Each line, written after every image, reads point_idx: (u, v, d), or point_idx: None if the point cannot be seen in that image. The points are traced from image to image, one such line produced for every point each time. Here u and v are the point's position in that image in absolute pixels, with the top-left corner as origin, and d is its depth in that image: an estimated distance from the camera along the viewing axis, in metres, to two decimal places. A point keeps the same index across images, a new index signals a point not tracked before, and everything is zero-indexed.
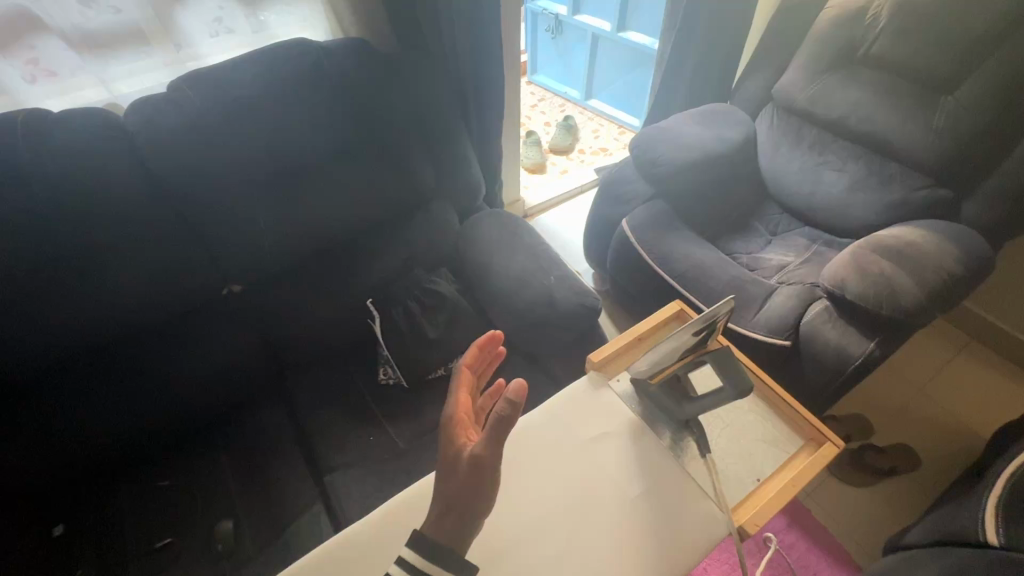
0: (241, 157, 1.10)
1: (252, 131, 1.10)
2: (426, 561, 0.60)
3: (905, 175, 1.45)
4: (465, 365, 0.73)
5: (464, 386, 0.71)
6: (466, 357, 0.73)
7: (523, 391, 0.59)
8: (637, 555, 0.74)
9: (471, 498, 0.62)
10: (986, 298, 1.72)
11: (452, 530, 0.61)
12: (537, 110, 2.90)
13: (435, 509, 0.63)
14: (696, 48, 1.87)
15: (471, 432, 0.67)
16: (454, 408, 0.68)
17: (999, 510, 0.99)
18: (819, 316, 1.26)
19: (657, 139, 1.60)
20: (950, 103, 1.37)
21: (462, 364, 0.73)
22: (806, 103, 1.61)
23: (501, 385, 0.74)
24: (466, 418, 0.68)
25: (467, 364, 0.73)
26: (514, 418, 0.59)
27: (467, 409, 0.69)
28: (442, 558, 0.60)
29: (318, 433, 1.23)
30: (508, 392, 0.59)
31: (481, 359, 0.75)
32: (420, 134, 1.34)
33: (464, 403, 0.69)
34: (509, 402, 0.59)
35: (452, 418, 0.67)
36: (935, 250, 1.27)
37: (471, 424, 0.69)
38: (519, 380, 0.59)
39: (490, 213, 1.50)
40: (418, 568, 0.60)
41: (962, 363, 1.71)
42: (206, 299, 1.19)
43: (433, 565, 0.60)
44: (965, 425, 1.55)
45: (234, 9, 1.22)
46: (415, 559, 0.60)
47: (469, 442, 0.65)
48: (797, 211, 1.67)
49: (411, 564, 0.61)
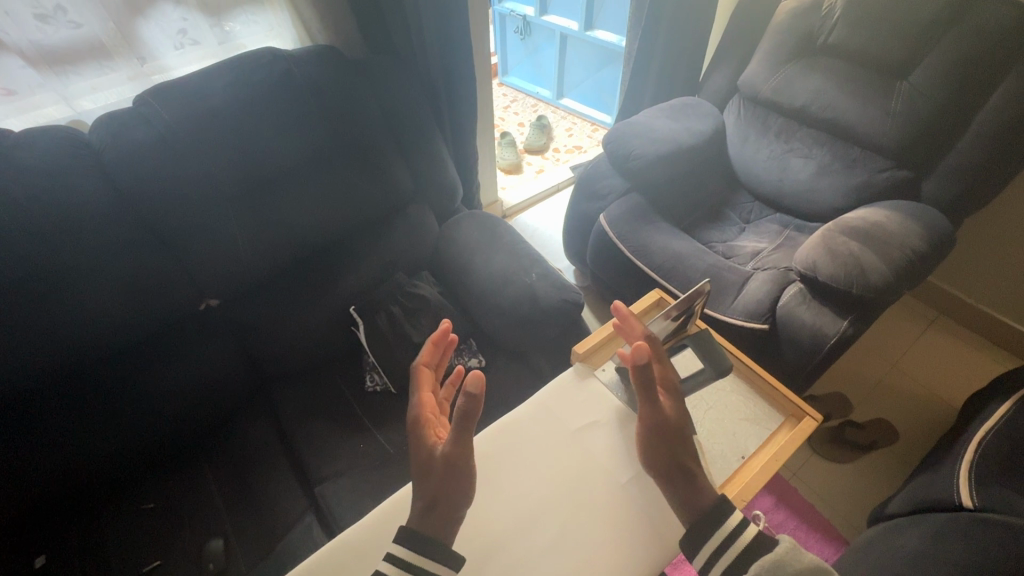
0: (213, 168, 1.09)
1: (223, 143, 1.09)
2: (414, 554, 0.60)
3: (868, 159, 1.50)
4: (421, 364, 0.74)
5: (424, 386, 0.73)
6: (420, 355, 0.74)
7: (481, 382, 0.59)
8: (625, 535, 0.76)
9: (455, 487, 0.64)
10: (950, 273, 1.79)
11: (437, 521, 0.62)
12: (511, 111, 2.92)
13: (419, 504, 0.63)
14: (663, 44, 1.90)
15: (438, 431, 0.69)
16: (418, 410, 0.69)
17: (971, 475, 1.05)
18: (794, 298, 1.30)
19: (629, 134, 1.63)
20: (906, 87, 1.42)
21: (418, 364, 0.74)
22: (770, 94, 1.65)
23: (461, 371, 0.72)
24: (433, 417, 0.70)
25: (424, 358, 0.75)
26: (478, 409, 0.61)
27: (431, 407, 0.71)
28: (432, 550, 0.61)
29: (307, 443, 1.22)
30: (467, 386, 0.60)
31: (437, 353, 0.76)
32: (393, 139, 1.35)
33: (427, 402, 0.71)
34: (469, 396, 0.60)
35: (419, 420, 0.68)
36: (899, 229, 1.32)
37: (438, 421, 0.71)
38: (476, 372, 0.59)
39: (469, 214, 1.51)
40: (407, 562, 0.60)
41: (931, 337, 1.77)
42: (182, 316, 1.17)
43: (423, 557, 0.60)
44: (937, 396, 1.61)
45: (198, 21, 1.20)
46: (404, 553, 0.60)
47: (438, 441, 0.67)
48: (768, 198, 1.71)
49: (400, 559, 0.60)
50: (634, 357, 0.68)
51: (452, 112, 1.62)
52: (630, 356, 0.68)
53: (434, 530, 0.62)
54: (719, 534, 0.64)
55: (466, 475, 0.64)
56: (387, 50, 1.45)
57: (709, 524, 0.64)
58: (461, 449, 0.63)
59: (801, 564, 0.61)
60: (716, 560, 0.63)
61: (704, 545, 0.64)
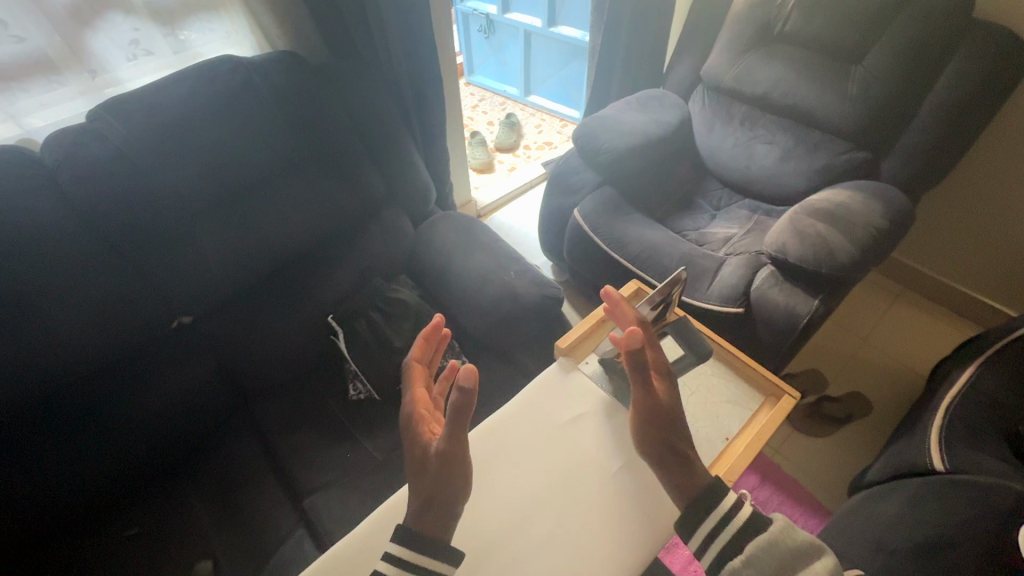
0: (179, 180, 1.06)
1: (187, 155, 1.06)
2: (412, 552, 0.60)
3: (829, 141, 1.55)
4: (414, 360, 0.77)
5: (417, 380, 0.75)
6: (413, 352, 0.77)
7: (473, 375, 0.61)
8: (617, 523, 0.77)
9: (450, 484, 0.63)
10: (912, 248, 1.87)
11: (435, 518, 0.62)
12: (479, 111, 2.91)
13: (415, 503, 0.63)
14: (627, 38, 1.93)
15: (433, 426, 0.69)
16: (412, 405, 0.70)
17: (942, 440, 1.09)
18: (766, 280, 1.34)
19: (598, 128, 1.64)
20: (861, 70, 1.47)
21: (411, 360, 0.77)
22: (732, 82, 1.69)
23: (454, 365, 0.74)
24: (427, 412, 0.70)
25: (417, 355, 0.78)
26: (470, 403, 0.61)
27: (425, 402, 0.72)
28: (431, 549, 0.61)
29: (292, 456, 1.20)
30: (458, 378, 0.62)
31: (428, 350, 0.79)
32: (362, 142, 1.33)
33: (421, 397, 0.72)
34: (462, 389, 0.61)
35: (414, 416, 0.69)
36: (862, 208, 1.37)
37: (433, 416, 0.71)
38: (467, 364, 0.62)
39: (444, 215, 1.50)
40: (406, 560, 0.60)
41: (898, 310, 1.84)
42: (155, 335, 1.13)
43: (420, 555, 0.60)
44: (906, 366, 1.67)
45: (151, 30, 1.16)
46: (402, 551, 0.60)
47: (433, 437, 0.67)
48: (736, 185, 1.75)
49: (399, 557, 0.60)
50: (629, 343, 0.71)
51: (420, 114, 1.60)
52: (625, 343, 0.71)
53: (431, 529, 0.61)
54: (713, 516, 0.65)
55: (459, 473, 0.64)
56: (351, 53, 1.43)
57: (704, 507, 0.65)
58: (454, 448, 0.63)
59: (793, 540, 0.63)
60: (710, 543, 0.65)
61: (699, 530, 0.65)
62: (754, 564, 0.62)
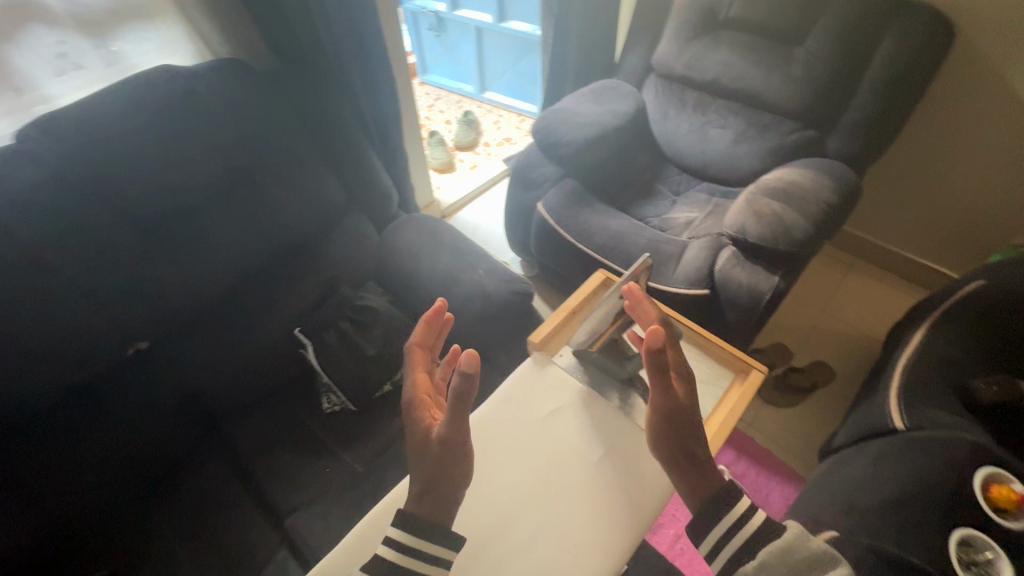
0: (131, 197, 1.02)
1: (134, 170, 1.01)
2: (412, 536, 0.62)
3: (778, 123, 1.60)
4: (416, 344, 0.76)
5: (419, 365, 0.75)
6: (414, 336, 0.76)
7: (474, 361, 0.62)
8: (606, 508, 0.78)
9: (442, 477, 0.64)
10: (861, 220, 1.95)
11: (434, 505, 0.64)
12: (435, 110, 2.88)
13: (414, 490, 0.64)
14: (578, 30, 1.94)
15: (434, 411, 0.71)
16: (414, 390, 0.72)
17: (900, 400, 1.15)
18: (728, 261, 1.36)
19: (557, 121, 1.65)
20: (803, 52, 1.53)
21: (413, 344, 0.76)
22: (683, 69, 1.72)
23: (458, 350, 0.77)
24: (428, 397, 0.72)
25: (420, 339, 0.76)
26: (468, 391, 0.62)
27: (426, 386, 0.73)
28: (432, 534, 0.63)
29: (268, 476, 1.16)
30: (461, 365, 0.62)
31: (431, 333, 0.77)
32: (317, 148, 1.29)
33: (422, 382, 0.73)
34: (465, 375, 0.62)
35: (415, 401, 0.70)
36: (813, 184, 1.43)
37: (434, 400, 0.72)
38: (470, 351, 0.62)
39: (408, 218, 1.47)
40: (406, 544, 0.62)
41: (852, 280, 1.93)
42: (111, 365, 1.08)
43: (421, 539, 0.62)
44: (863, 333, 1.76)
45: (79, 42, 1.10)
46: (403, 536, 0.62)
47: (434, 421, 0.69)
48: (694, 169, 1.79)
49: (400, 541, 0.62)
50: (650, 342, 0.68)
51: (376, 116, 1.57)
52: (646, 342, 0.68)
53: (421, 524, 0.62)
54: (726, 521, 0.67)
55: (460, 456, 0.66)
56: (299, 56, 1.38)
57: (699, 498, 0.68)
58: (455, 433, 0.65)
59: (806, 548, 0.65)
60: (721, 548, 0.67)
61: (710, 533, 0.67)
62: (765, 570, 0.64)
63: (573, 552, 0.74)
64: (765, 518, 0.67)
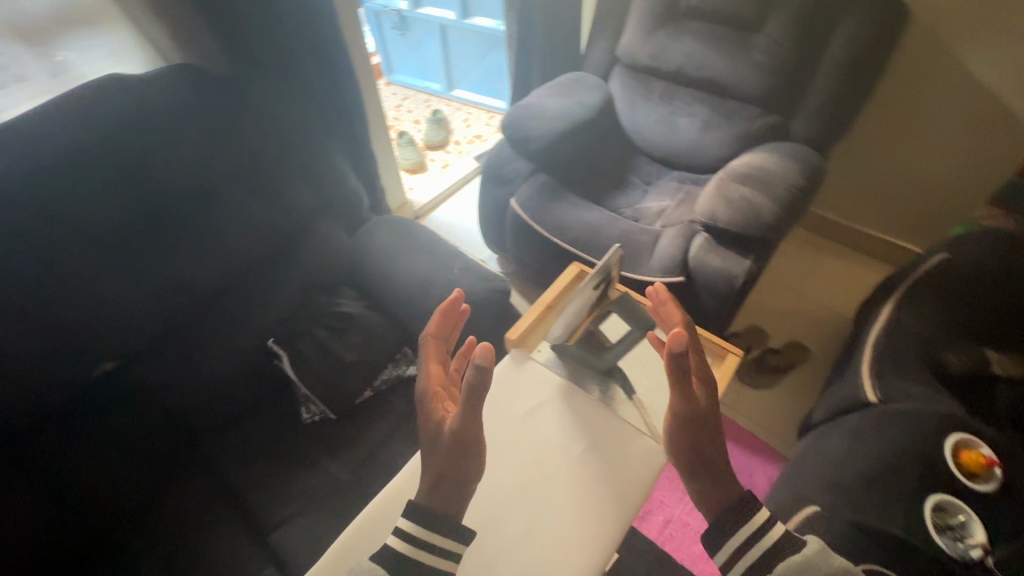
0: (93, 209, 0.98)
1: (93, 182, 0.97)
2: (421, 528, 0.65)
3: (743, 109, 1.63)
4: (431, 335, 0.77)
5: (434, 357, 0.76)
6: (429, 327, 0.77)
7: (489, 353, 0.62)
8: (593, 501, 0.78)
9: (448, 472, 0.66)
10: (827, 201, 2.00)
11: (444, 497, 0.67)
12: (403, 110, 2.84)
13: (427, 481, 0.68)
14: (542, 24, 1.93)
15: (448, 404, 0.73)
16: (427, 382, 0.73)
17: (872, 374, 1.17)
18: (701, 247, 1.37)
19: (526, 117, 1.65)
20: (763, 39, 1.55)
21: (428, 335, 0.77)
22: (648, 60, 1.73)
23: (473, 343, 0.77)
24: (441, 390, 0.73)
25: (436, 333, 0.77)
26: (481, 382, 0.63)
27: (440, 379, 0.74)
28: (440, 527, 0.65)
29: (251, 492, 1.13)
30: (475, 358, 0.62)
31: (447, 324, 0.78)
32: (282, 153, 1.25)
33: (435, 373, 0.74)
34: (478, 367, 0.62)
35: (429, 393, 0.72)
36: (779, 168, 1.45)
37: (447, 393, 0.74)
38: (484, 343, 0.62)
39: (380, 220, 1.44)
40: (416, 535, 0.65)
41: (822, 260, 1.97)
42: (79, 388, 1.04)
43: (431, 531, 0.65)
44: (835, 311, 1.80)
45: (19, 53, 1.05)
46: (412, 526, 0.65)
47: (447, 414, 0.71)
48: (664, 158, 1.81)
49: (410, 531, 0.65)
50: (672, 346, 0.67)
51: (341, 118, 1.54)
52: (669, 345, 0.67)
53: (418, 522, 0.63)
54: (742, 531, 0.68)
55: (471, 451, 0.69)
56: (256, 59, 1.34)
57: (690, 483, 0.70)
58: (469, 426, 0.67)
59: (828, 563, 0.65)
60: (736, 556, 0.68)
61: (726, 543, 0.69)
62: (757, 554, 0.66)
63: (564, 548, 0.74)
64: (782, 531, 0.68)
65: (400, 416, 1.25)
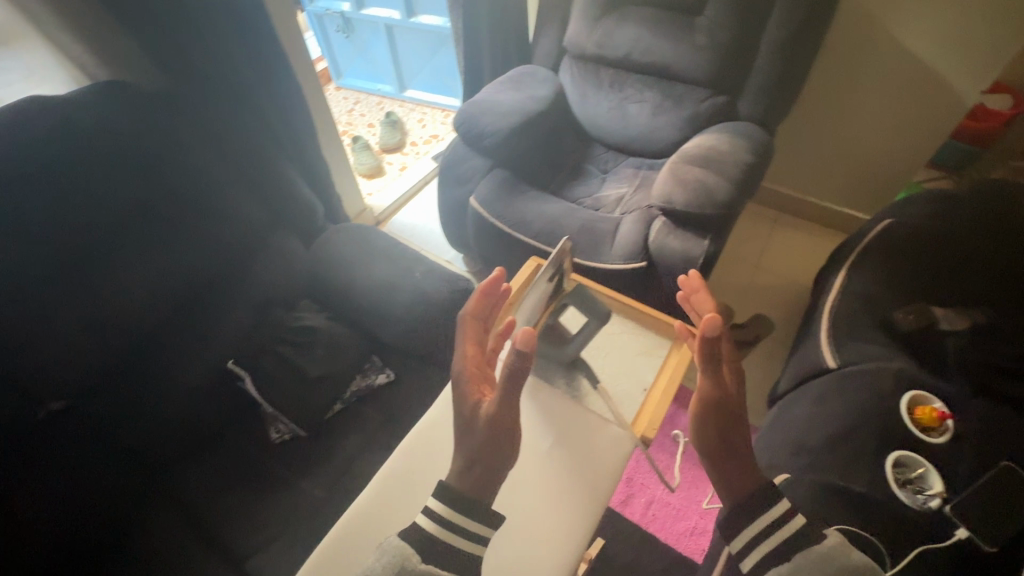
0: (32, 242, 0.92)
1: (27, 212, 0.91)
2: (452, 513, 0.64)
3: (691, 92, 1.65)
4: (470, 314, 0.83)
5: (471, 335, 0.81)
6: (470, 307, 0.83)
7: (529, 339, 0.65)
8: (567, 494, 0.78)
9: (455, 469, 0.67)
10: (778, 176, 2.06)
11: (476, 482, 0.66)
12: (356, 114, 2.79)
13: (459, 462, 0.68)
14: (487, 18, 1.91)
15: (484, 387, 0.75)
16: (464, 360, 0.77)
17: (830, 342, 1.22)
18: (660, 231, 1.39)
19: (478, 113, 1.63)
20: (705, 22, 1.57)
21: (468, 313, 0.83)
22: (595, 49, 1.74)
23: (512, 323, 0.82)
24: (477, 370, 0.76)
25: (476, 313, 0.84)
26: (524, 366, 0.66)
27: (475, 358, 0.79)
28: (473, 512, 0.65)
29: (222, 520, 1.10)
30: (517, 342, 0.66)
31: (487, 303, 0.85)
32: (227, 167, 1.21)
33: (471, 351, 0.79)
34: (519, 352, 0.65)
35: (463, 373, 0.75)
36: (730, 148, 1.48)
37: (483, 374, 0.77)
38: (524, 329, 0.65)
39: (338, 228, 1.39)
40: (443, 516, 0.64)
41: (777, 234, 2.03)
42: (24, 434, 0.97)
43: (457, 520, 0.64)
44: (793, 282, 1.86)
45: None
46: (440, 507, 0.64)
47: (483, 397, 0.72)
48: (619, 146, 1.83)
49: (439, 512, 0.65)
50: (705, 330, 0.73)
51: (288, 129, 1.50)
52: (702, 330, 0.73)
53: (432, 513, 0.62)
54: (763, 521, 0.70)
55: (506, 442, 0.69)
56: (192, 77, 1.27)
57: None
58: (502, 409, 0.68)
59: (848, 561, 0.65)
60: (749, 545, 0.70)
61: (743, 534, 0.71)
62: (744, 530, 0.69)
63: (541, 544, 0.75)
64: (800, 523, 0.69)
65: (375, 426, 1.24)
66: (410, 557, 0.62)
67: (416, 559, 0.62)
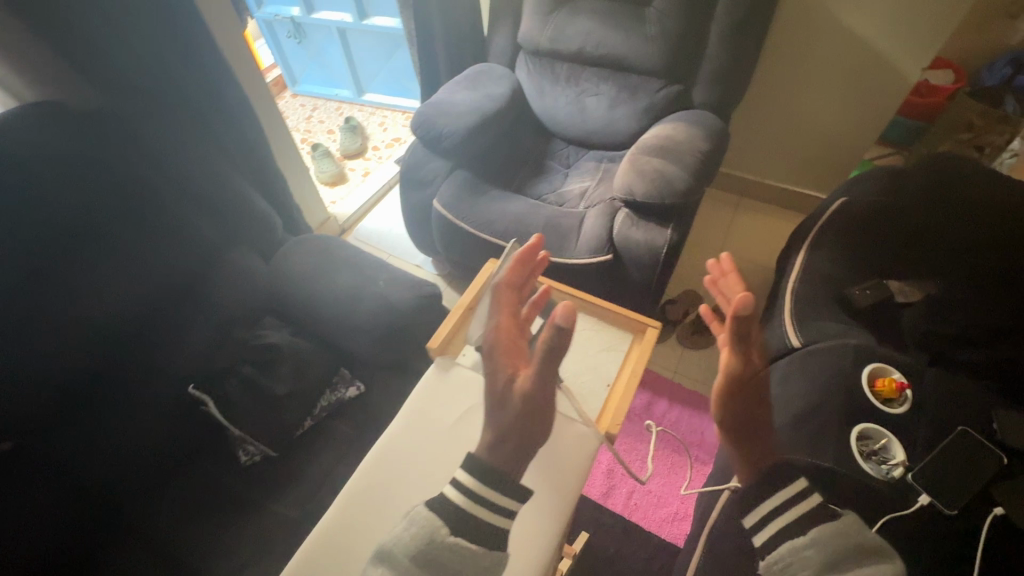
0: None
1: None
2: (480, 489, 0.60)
3: (646, 83, 1.66)
4: (506, 280, 0.78)
5: (507, 302, 0.75)
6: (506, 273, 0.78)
7: (570, 314, 0.59)
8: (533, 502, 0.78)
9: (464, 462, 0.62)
10: (736, 162, 2.09)
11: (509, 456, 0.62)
12: (314, 122, 2.73)
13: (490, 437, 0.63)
14: (439, 18, 1.89)
15: (519, 361, 0.68)
16: (499, 328, 0.71)
17: (795, 321, 1.25)
18: (624, 223, 1.41)
19: (434, 114, 1.60)
20: (655, 12, 1.58)
21: (505, 279, 0.77)
22: (549, 44, 1.74)
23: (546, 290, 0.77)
24: (512, 338, 0.70)
25: (507, 278, 0.78)
26: (563, 343, 0.59)
27: (511, 327, 0.72)
28: (505, 487, 0.60)
29: (192, 550, 1.06)
30: (556, 318, 0.60)
31: (525, 270, 0.79)
32: (171, 184, 1.15)
33: (506, 318, 0.73)
34: (558, 328, 0.59)
35: (497, 343, 0.69)
36: (686, 136, 1.50)
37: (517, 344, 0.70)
38: (564, 303, 0.59)
39: (296, 240, 1.35)
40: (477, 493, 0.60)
41: (739, 219, 2.07)
42: None
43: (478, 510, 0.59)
44: (757, 265, 1.89)
45: None
46: (474, 482, 0.60)
47: (517, 373, 0.66)
48: (579, 140, 1.83)
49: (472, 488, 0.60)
50: (739, 309, 0.69)
51: None
52: (735, 308, 0.69)
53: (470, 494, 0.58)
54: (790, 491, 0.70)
55: (544, 413, 0.64)
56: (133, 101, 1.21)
57: None
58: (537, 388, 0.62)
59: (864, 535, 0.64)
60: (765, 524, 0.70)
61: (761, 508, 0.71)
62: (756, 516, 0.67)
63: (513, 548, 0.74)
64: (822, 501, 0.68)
65: (348, 440, 1.21)
66: (436, 531, 0.58)
67: (443, 534, 0.57)
